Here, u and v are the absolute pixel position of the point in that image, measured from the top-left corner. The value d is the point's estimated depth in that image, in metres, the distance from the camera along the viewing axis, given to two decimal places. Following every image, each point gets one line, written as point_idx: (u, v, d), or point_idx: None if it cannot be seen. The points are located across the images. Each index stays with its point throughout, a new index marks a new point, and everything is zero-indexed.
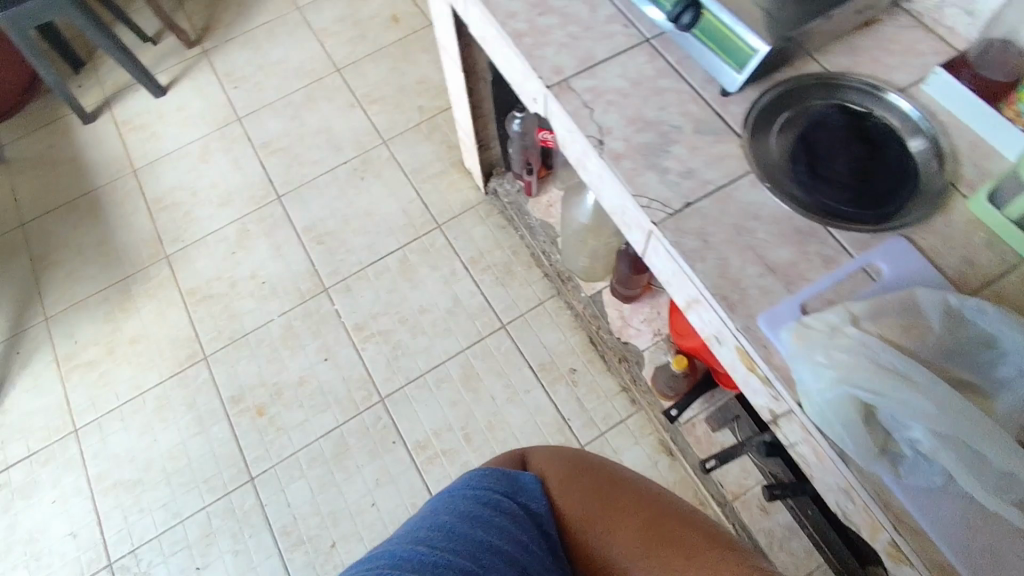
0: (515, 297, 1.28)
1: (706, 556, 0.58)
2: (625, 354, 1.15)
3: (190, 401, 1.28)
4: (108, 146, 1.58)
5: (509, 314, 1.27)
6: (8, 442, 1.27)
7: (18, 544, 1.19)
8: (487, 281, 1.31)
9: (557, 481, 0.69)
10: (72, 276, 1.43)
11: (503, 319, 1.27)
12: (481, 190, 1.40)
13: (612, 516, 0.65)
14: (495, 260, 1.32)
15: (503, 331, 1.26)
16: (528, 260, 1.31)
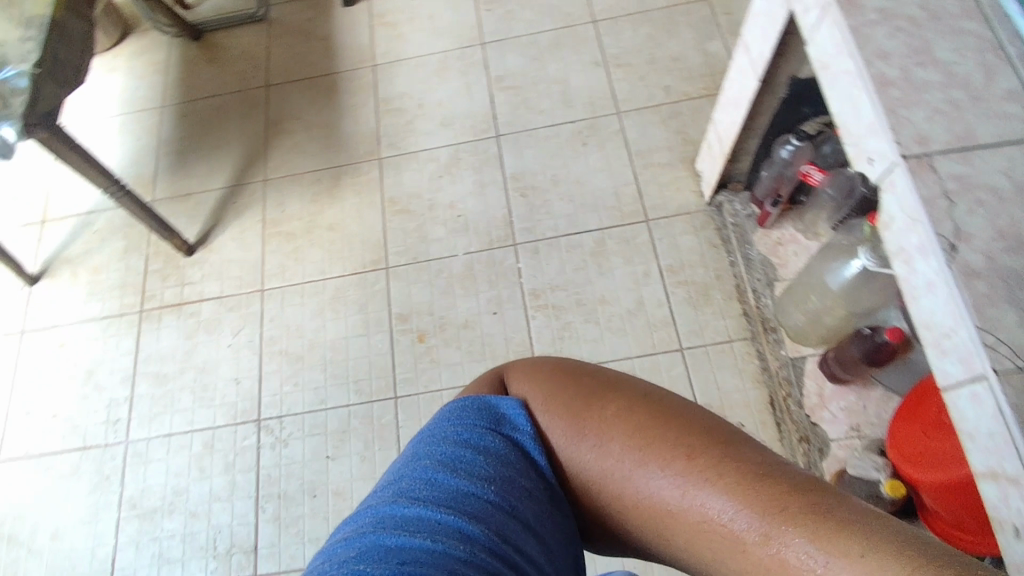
0: (704, 325, 1.19)
1: (725, 461, 0.49)
2: (809, 435, 1.05)
3: (362, 303, 1.33)
4: (358, 33, 1.62)
5: (691, 340, 1.18)
6: (207, 279, 1.41)
7: (192, 370, 1.33)
8: (680, 297, 1.22)
9: (538, 398, 0.58)
10: (295, 148, 1.51)
11: (683, 343, 1.18)
12: (705, 198, 1.29)
13: (604, 425, 0.54)
14: (695, 278, 1.23)
15: (679, 354, 1.18)
16: (731, 291, 1.21)
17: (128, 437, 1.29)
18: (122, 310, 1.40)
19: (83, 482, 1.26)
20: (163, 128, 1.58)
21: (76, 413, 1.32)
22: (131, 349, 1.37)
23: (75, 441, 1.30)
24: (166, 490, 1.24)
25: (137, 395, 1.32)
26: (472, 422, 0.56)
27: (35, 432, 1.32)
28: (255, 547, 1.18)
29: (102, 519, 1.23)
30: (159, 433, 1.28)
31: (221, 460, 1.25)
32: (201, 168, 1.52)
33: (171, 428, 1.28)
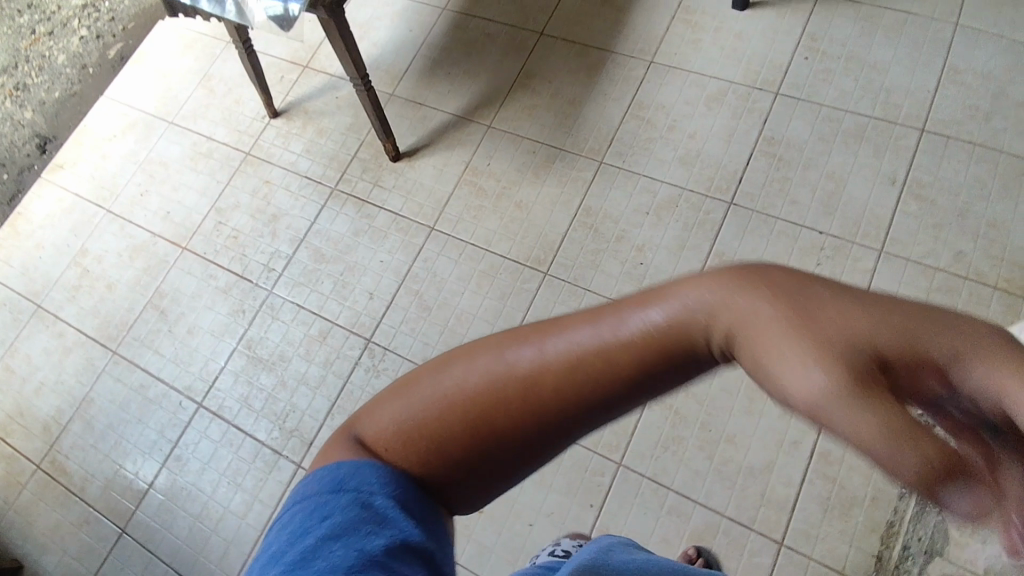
0: (822, 537, 1.01)
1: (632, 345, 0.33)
2: None
3: (505, 293, 1.30)
4: (655, 23, 1.50)
5: (798, 541, 1.01)
6: (397, 190, 1.46)
7: (343, 263, 1.41)
8: (815, 491, 1.03)
9: (359, 437, 0.39)
10: (530, 111, 1.47)
11: (787, 539, 1.01)
12: None
13: (431, 380, 0.36)
14: (846, 483, 1.02)
15: (775, 547, 1.01)
16: (878, 523, 0.99)
17: (271, 288, 1.42)
18: (322, 179, 1.52)
19: (226, 303, 1.44)
20: (435, 33, 1.63)
21: (249, 245, 1.49)
22: (311, 217, 1.48)
23: (237, 267, 1.47)
24: (274, 350, 1.36)
25: (295, 257, 1.44)
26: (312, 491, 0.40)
27: (217, 242, 1.51)
28: (310, 443, 1.26)
29: (223, 341, 1.40)
30: (293, 299, 1.40)
31: (322, 353, 1.33)
32: (445, 86, 1.55)
33: (303, 301, 1.39)
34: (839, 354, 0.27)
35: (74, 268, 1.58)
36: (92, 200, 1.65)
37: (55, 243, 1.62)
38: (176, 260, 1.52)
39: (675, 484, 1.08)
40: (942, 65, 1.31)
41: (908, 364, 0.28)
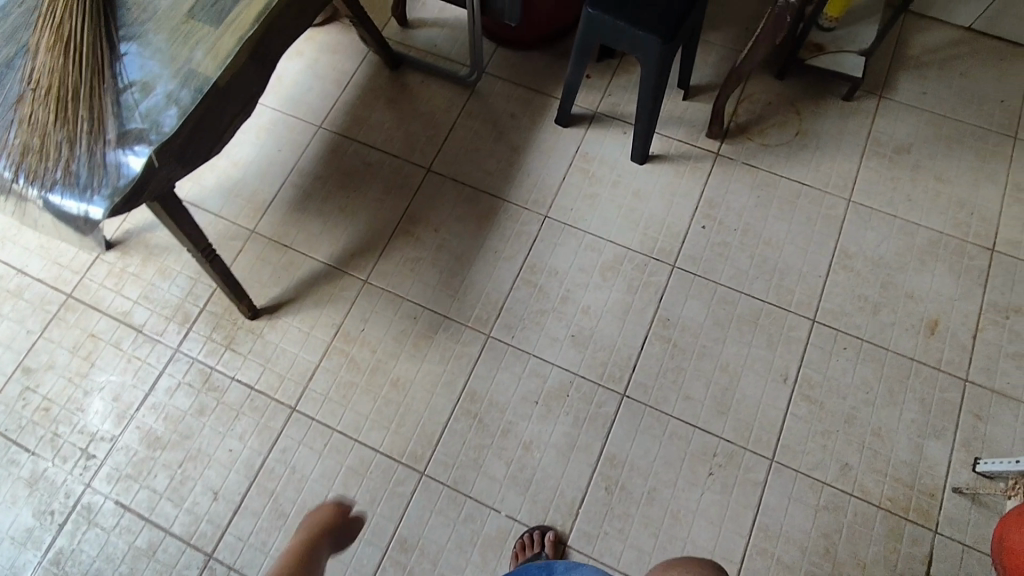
0: None
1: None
2: None
3: (373, 498, 1.15)
4: (552, 167, 1.38)
5: None
6: (255, 358, 1.26)
7: (182, 452, 1.19)
8: None
9: None
10: (414, 265, 1.32)
11: None
12: None
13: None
14: None
15: None
16: None
17: (89, 484, 1.18)
18: (162, 335, 1.28)
19: (26, 502, 1.17)
20: (307, 155, 1.42)
21: (62, 420, 1.22)
22: (143, 387, 1.24)
23: (46, 451, 1.20)
24: (90, 568, 1.13)
25: (122, 441, 1.20)
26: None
27: (20, 414, 1.23)
28: None
29: (22, 555, 1.14)
30: (117, 499, 1.17)
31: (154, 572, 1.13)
32: (316, 225, 1.36)
33: (130, 502, 1.17)
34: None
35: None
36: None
37: None
38: None
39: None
40: (834, 246, 1.28)
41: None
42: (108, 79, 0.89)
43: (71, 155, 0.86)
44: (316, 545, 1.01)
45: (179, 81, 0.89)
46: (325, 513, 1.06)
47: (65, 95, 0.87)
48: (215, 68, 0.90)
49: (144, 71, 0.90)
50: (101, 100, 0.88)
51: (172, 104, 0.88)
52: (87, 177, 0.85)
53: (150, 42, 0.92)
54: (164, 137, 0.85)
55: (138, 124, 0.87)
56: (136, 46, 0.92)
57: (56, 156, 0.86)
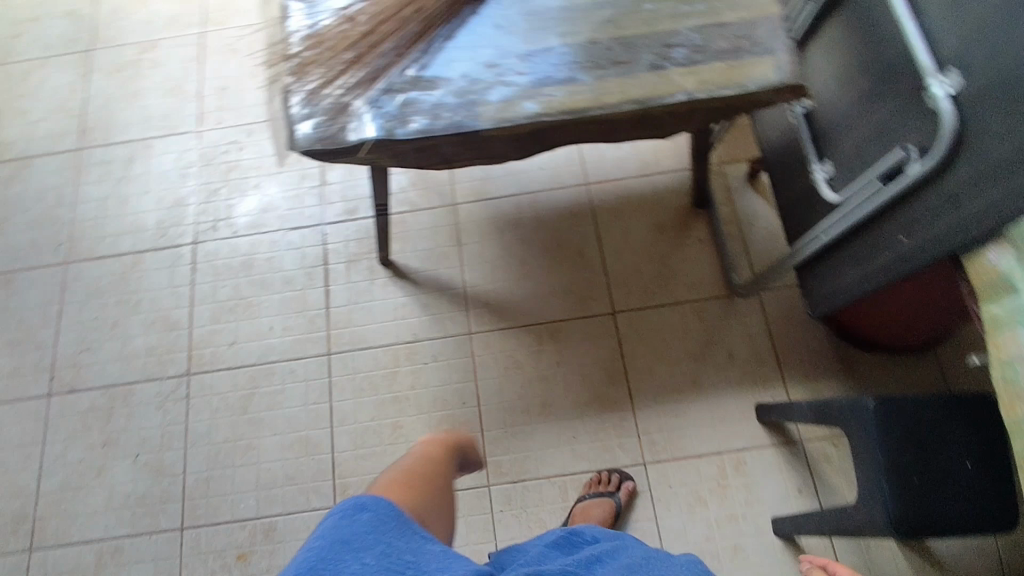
0: None
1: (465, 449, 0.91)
2: None
3: (292, 473, 1.21)
4: (701, 434, 1.16)
5: None
6: (351, 291, 1.32)
7: (251, 293, 1.34)
8: None
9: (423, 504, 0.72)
10: (513, 367, 1.23)
11: None
12: None
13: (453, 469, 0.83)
14: None
15: None
16: None
17: (194, 245, 1.38)
18: (328, 206, 1.39)
19: (160, 213, 1.41)
20: (552, 195, 1.34)
21: (227, 188, 1.42)
22: (281, 225, 1.38)
23: (202, 197, 1.42)
24: (141, 293, 1.35)
25: (236, 242, 1.37)
26: (357, 505, 0.65)
27: (215, 156, 1.45)
28: (74, 390, 1.29)
29: (125, 238, 1.39)
30: (195, 273, 1.36)
31: (158, 340, 1.31)
32: (494, 253, 1.31)
33: (197, 281, 1.35)
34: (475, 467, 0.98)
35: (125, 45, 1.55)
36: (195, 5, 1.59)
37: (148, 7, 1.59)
38: (181, 136, 1.47)
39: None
40: None
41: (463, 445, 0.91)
42: (415, 51, 0.87)
43: (328, 82, 0.85)
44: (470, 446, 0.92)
45: (456, 102, 0.84)
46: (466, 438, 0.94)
47: (376, 32, 0.86)
48: (491, 119, 0.83)
49: (444, 69, 0.86)
50: (392, 62, 0.86)
51: (427, 116, 0.83)
52: (317, 108, 0.84)
53: (476, 48, 0.88)
54: (390, 136, 0.82)
55: (393, 107, 0.84)
56: (461, 39, 0.88)
57: (321, 70, 0.86)
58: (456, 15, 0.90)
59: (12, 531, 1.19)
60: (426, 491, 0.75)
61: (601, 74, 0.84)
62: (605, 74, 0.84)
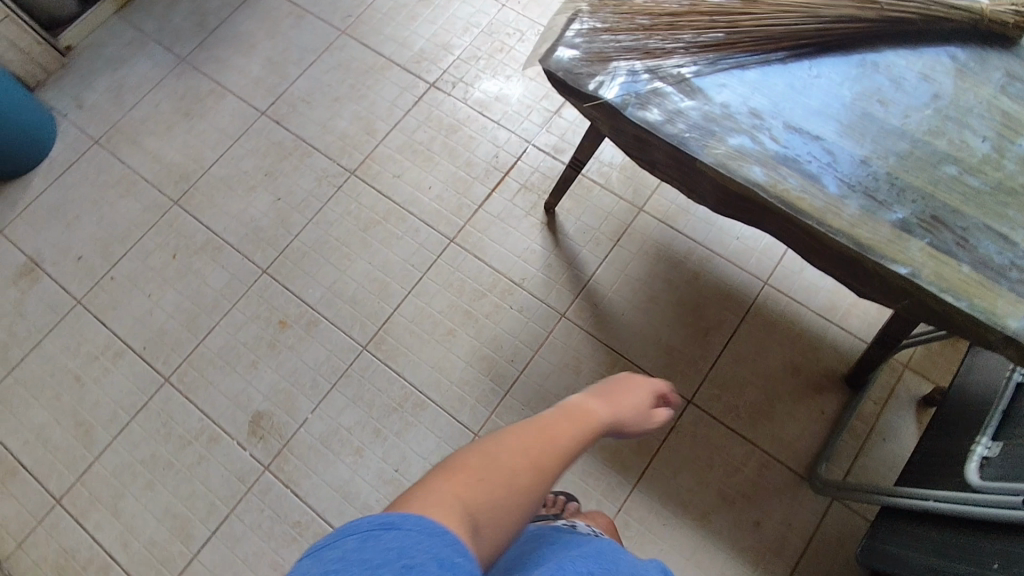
0: (53, 533, 1.18)
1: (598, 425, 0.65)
2: None
3: (357, 299, 1.32)
4: (669, 557, 1.09)
5: (59, 511, 1.20)
6: (506, 209, 1.37)
7: (438, 152, 1.44)
8: (85, 541, 1.17)
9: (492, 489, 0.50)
10: (572, 369, 1.24)
11: (61, 501, 1.20)
12: None
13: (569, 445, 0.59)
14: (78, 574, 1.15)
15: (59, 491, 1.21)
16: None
17: (431, 85, 1.51)
18: (543, 132, 1.44)
19: (429, 45, 1.55)
20: (726, 268, 1.28)
21: (487, 62, 1.52)
22: (499, 119, 1.46)
23: (464, 55, 1.53)
24: (371, 91, 1.51)
25: (459, 107, 1.48)
26: (378, 523, 0.42)
27: (499, 33, 1.54)
28: (278, 122, 1.50)
29: (392, 45, 1.55)
30: (415, 106, 1.49)
31: (353, 133, 1.47)
32: (637, 273, 1.30)
33: (411, 114, 1.48)
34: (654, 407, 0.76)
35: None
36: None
37: None
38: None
39: (128, 420, 1.25)
40: None
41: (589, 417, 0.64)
42: (700, 55, 0.85)
43: (611, 31, 0.88)
44: (624, 409, 0.70)
45: (697, 121, 0.81)
46: (637, 385, 0.75)
47: (681, 18, 0.87)
48: (715, 157, 0.79)
49: (712, 88, 0.83)
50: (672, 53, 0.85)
51: (663, 114, 0.82)
52: (586, 48, 0.87)
53: (754, 90, 0.83)
54: (620, 108, 0.83)
55: (640, 86, 0.84)
56: (748, 75, 0.84)
57: (614, 19, 0.89)
58: (763, 49, 0.85)
59: (174, 182, 1.45)
60: (512, 475, 0.52)
61: (845, 196, 0.77)
62: (848, 200, 0.77)
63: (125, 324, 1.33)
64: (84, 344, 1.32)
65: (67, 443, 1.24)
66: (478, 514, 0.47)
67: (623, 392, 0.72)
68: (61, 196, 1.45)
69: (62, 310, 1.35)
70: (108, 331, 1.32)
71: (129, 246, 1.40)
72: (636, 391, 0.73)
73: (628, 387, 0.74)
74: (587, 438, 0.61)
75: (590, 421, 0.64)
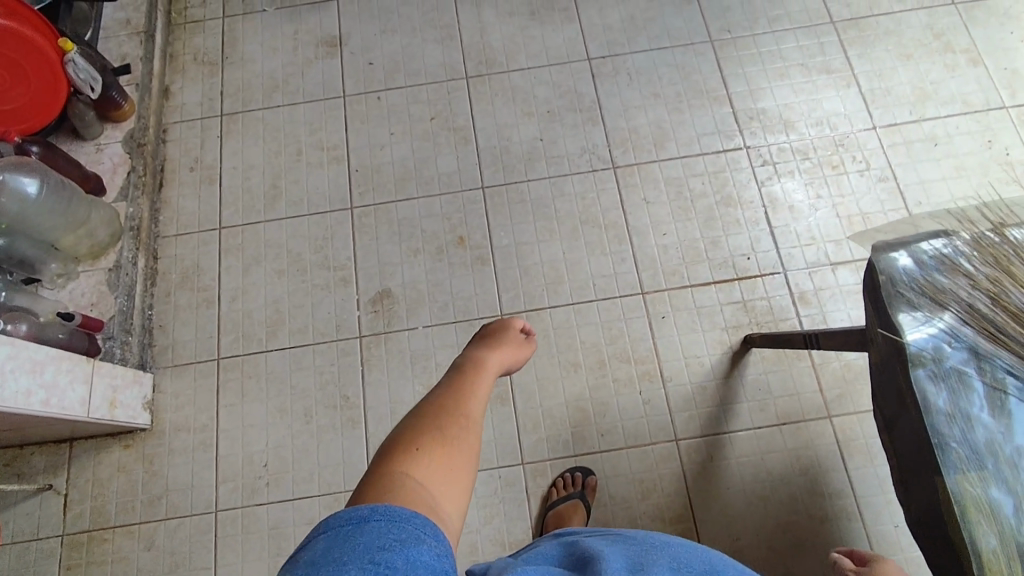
0: (201, 245, 1.34)
1: (466, 379, 0.77)
2: (144, 145, 1.38)
3: (529, 270, 1.30)
4: None
5: (215, 234, 1.35)
6: (710, 307, 1.27)
7: (697, 209, 1.34)
8: (213, 270, 1.32)
9: (431, 476, 0.62)
10: (643, 488, 1.15)
11: (221, 229, 1.36)
12: (154, 368, 1.25)
13: (439, 440, 0.66)
14: (192, 288, 1.31)
15: (226, 220, 1.37)
16: (170, 274, 1.32)
17: (743, 146, 1.39)
18: (804, 271, 1.29)
19: (773, 111, 1.42)
20: (859, 541, 1.10)
21: (811, 167, 1.37)
22: (774, 227, 1.32)
23: (795, 145, 1.39)
24: (689, 111, 1.42)
25: (750, 186, 1.35)
26: (351, 518, 0.51)
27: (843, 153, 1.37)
28: (593, 76, 1.46)
29: (741, 86, 1.44)
30: (713, 153, 1.38)
31: (643, 133, 1.41)
32: (774, 466, 1.15)
33: (704, 157, 1.38)
34: (517, 352, 0.88)
35: (961, 40, 1.46)
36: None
37: (1015, 53, 1.44)
38: (862, 115, 1.40)
39: (304, 213, 1.36)
40: None
41: (460, 373, 0.78)
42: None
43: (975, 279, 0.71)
44: (482, 350, 0.85)
45: (971, 438, 0.68)
46: (511, 337, 0.89)
47: None
48: (960, 486, 0.66)
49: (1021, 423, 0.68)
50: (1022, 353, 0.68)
51: (947, 402, 0.69)
52: (931, 275, 0.73)
53: None
54: (911, 360, 0.70)
55: (952, 359, 0.70)
56: None
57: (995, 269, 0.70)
58: None
59: (478, 61, 1.49)
60: (452, 454, 0.65)
61: None
62: None
63: (358, 141, 1.42)
64: (323, 131, 1.44)
65: (257, 193, 1.39)
66: (427, 486, 0.60)
67: (477, 347, 0.86)
68: (397, 7, 1.55)
69: (329, 93, 1.47)
70: (344, 136, 1.43)
71: (409, 85, 1.47)
72: (500, 342, 0.87)
73: (517, 345, 0.89)
74: (467, 425, 0.70)
75: (472, 369, 0.79)
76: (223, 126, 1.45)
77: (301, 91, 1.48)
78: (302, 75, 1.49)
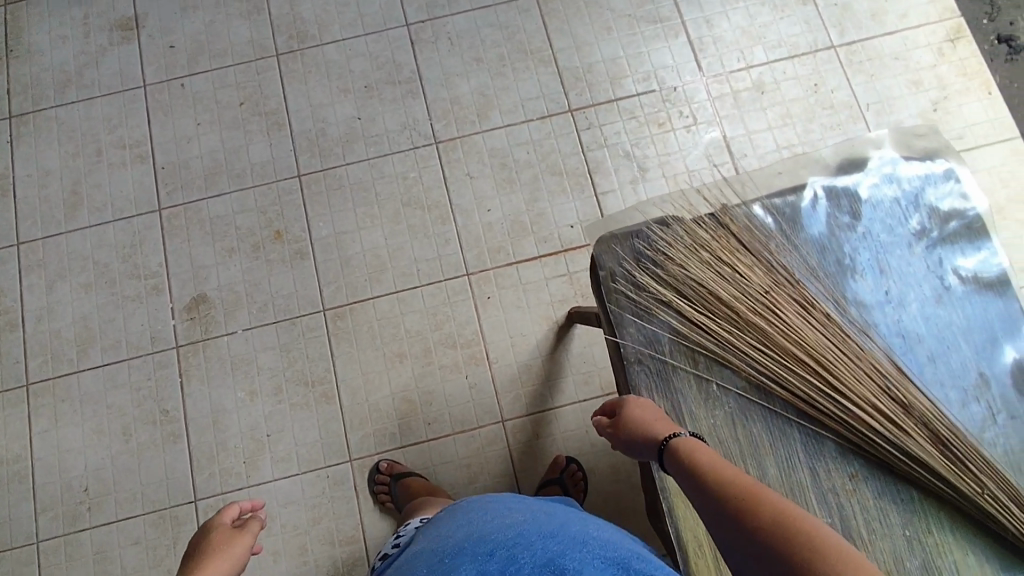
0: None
1: None
2: None
3: (349, 262, 1.26)
4: None
5: (13, 251, 1.26)
6: (536, 283, 1.24)
7: (521, 181, 1.29)
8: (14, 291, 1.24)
9: None
10: (468, 472, 1.16)
11: (19, 245, 1.27)
12: None
13: None
14: None
15: (24, 234, 1.27)
16: None
17: (568, 109, 1.33)
18: None
19: (601, 67, 1.35)
20: None
21: (637, 126, 1.32)
22: (600, 194, 1.28)
23: (623, 104, 1.33)
24: (513, 75, 1.35)
25: (574, 152, 1.31)
26: None
27: (668, 110, 1.33)
28: (411, 42, 1.37)
29: (566, 42, 1.36)
30: (539, 120, 1.32)
31: (466, 102, 1.33)
32: (596, 439, 1.17)
33: (529, 125, 1.32)
34: None
35: None
36: (860, 36, 1.36)
37: None
38: (689, 67, 1.35)
39: (109, 220, 1.28)
40: None
41: None
42: (747, 365, 0.69)
43: (687, 267, 0.71)
44: None
45: None
46: None
47: (749, 318, 0.71)
48: (669, 481, 0.68)
49: (730, 408, 0.68)
50: (726, 345, 0.69)
51: (660, 398, 0.68)
52: (648, 267, 0.71)
53: (772, 451, 0.66)
54: (623, 360, 0.69)
55: (663, 351, 0.69)
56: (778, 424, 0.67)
57: (702, 258, 0.72)
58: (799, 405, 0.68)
59: (288, 35, 1.38)
60: None
61: None
62: None
63: (162, 136, 1.32)
64: (123, 127, 1.33)
65: (56, 202, 1.29)
66: None
67: None
68: None
69: (127, 84, 1.35)
70: (147, 131, 1.33)
71: (214, 67, 1.36)
72: None
73: None
74: None
75: None
76: (12, 129, 1.33)
77: (95, 82, 1.36)
78: (95, 64, 1.37)
